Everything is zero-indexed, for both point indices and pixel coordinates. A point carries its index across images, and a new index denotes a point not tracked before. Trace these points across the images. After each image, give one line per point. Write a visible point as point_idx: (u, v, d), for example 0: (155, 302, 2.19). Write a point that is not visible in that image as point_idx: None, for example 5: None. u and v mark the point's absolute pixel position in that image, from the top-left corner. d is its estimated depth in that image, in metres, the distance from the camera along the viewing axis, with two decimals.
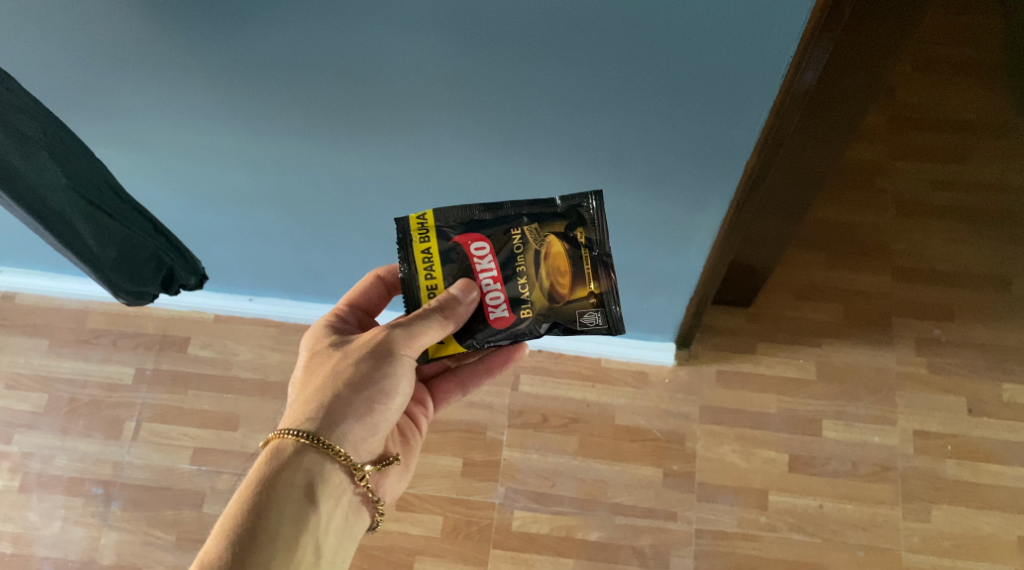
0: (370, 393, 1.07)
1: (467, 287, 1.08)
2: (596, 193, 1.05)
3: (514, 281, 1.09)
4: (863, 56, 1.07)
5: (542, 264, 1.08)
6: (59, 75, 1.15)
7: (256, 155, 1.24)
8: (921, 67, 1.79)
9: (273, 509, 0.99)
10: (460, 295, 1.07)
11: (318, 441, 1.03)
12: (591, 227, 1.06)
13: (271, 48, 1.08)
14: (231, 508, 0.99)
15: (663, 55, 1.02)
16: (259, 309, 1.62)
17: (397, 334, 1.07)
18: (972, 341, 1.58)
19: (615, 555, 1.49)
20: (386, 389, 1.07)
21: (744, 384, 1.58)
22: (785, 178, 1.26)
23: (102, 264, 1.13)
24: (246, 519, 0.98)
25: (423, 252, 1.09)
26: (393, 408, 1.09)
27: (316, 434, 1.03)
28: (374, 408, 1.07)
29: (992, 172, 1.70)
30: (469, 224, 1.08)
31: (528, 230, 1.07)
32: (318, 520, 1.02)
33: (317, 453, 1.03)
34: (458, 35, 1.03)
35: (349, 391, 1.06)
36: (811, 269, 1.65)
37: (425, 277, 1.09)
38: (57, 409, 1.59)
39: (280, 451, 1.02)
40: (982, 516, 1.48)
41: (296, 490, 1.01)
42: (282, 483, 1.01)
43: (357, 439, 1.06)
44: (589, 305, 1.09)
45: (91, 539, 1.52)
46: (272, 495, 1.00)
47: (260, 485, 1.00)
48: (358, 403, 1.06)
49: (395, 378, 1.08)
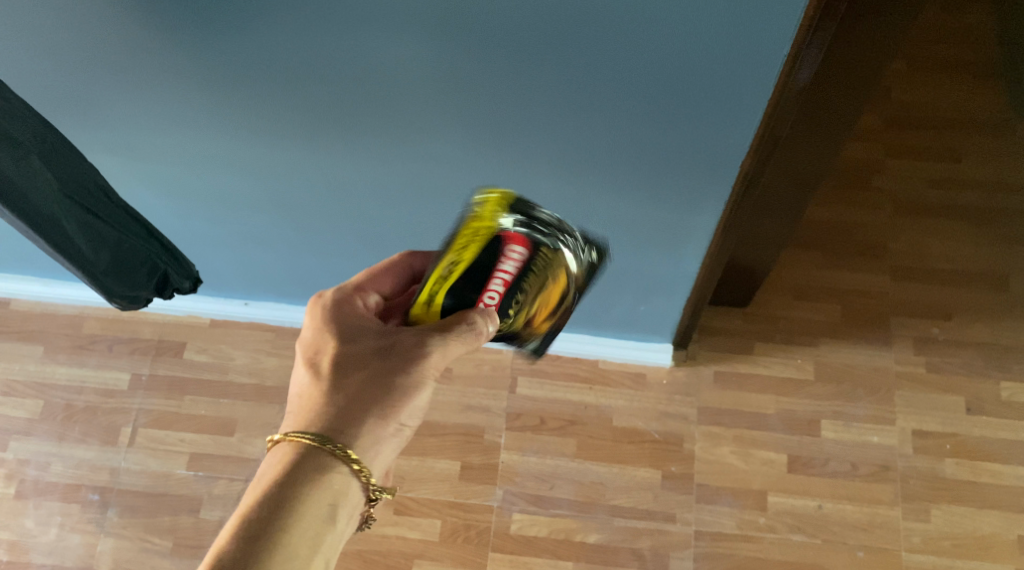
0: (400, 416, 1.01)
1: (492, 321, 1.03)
2: (604, 251, 1.09)
3: (513, 296, 1.05)
4: (859, 57, 1.06)
5: (541, 293, 1.06)
6: (51, 81, 1.14)
7: (250, 160, 1.23)
8: (916, 66, 1.79)
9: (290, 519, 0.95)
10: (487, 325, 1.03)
11: (338, 449, 0.98)
12: (589, 278, 1.09)
13: (263, 52, 1.07)
14: (246, 504, 0.95)
15: (658, 56, 1.01)
16: (255, 313, 1.62)
17: (437, 350, 1.02)
18: (970, 340, 1.58)
19: (614, 558, 1.48)
20: (413, 409, 1.01)
21: (742, 385, 1.57)
22: (781, 179, 1.26)
23: (95, 268, 1.13)
24: (258, 520, 0.94)
25: (474, 231, 1.04)
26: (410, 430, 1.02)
27: (337, 443, 0.98)
28: (399, 428, 1.01)
29: (988, 170, 1.70)
30: (526, 225, 1.05)
31: (552, 253, 1.06)
32: (333, 537, 0.97)
33: (336, 462, 0.98)
34: (451, 39, 1.03)
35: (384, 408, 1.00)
36: (808, 269, 1.64)
37: (454, 253, 1.04)
38: (53, 416, 1.58)
39: (309, 457, 0.97)
40: (981, 516, 1.48)
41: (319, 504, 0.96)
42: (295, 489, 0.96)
43: (385, 456, 1.00)
44: (539, 336, 1.10)
45: (88, 545, 1.51)
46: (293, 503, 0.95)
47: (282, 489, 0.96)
48: (386, 421, 1.00)
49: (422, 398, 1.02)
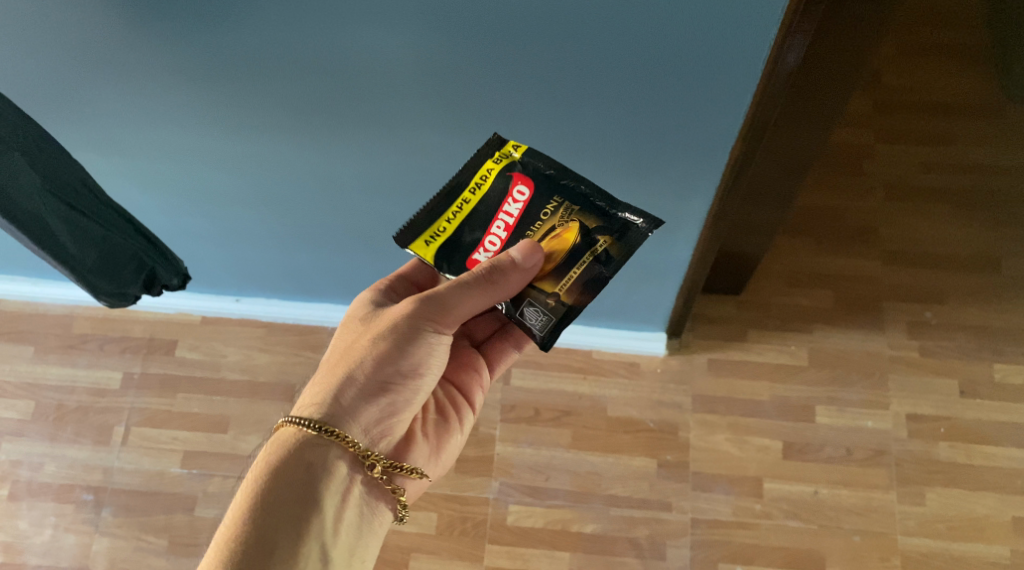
0: (387, 375, 1.05)
1: (529, 252, 1.04)
2: (651, 219, 1.05)
3: (514, 241, 1.07)
4: (849, 41, 1.06)
5: (543, 241, 1.07)
6: (34, 77, 1.12)
7: (240, 156, 1.22)
8: (906, 51, 1.79)
9: (274, 515, 0.98)
10: (519, 260, 1.03)
11: (324, 429, 1.02)
12: (618, 243, 1.06)
13: (252, 46, 1.06)
14: (232, 517, 0.98)
15: (649, 42, 1.01)
16: (247, 310, 1.61)
17: (429, 310, 1.06)
18: (962, 323, 1.58)
19: (611, 547, 1.48)
20: (412, 367, 1.07)
21: (736, 372, 1.57)
22: (773, 164, 1.25)
23: (81, 266, 1.12)
24: (243, 533, 0.97)
25: (481, 173, 1.08)
26: (418, 390, 1.08)
27: (322, 424, 1.02)
28: (389, 389, 1.06)
29: (979, 153, 1.70)
30: (585, 201, 1.07)
31: (603, 239, 1.06)
32: (324, 517, 1.00)
33: (321, 444, 1.02)
34: (439, 27, 1.02)
35: (374, 409, 1.05)
36: (799, 256, 1.64)
37: (473, 186, 1.08)
38: (45, 416, 1.57)
39: (309, 445, 1.01)
40: (976, 498, 1.48)
41: (297, 489, 0.99)
42: (284, 481, 0.99)
43: (366, 422, 1.04)
44: (543, 306, 1.06)
45: (82, 546, 1.50)
46: (268, 496, 0.98)
47: (253, 486, 0.99)
48: (370, 384, 1.05)
49: (416, 358, 1.07)
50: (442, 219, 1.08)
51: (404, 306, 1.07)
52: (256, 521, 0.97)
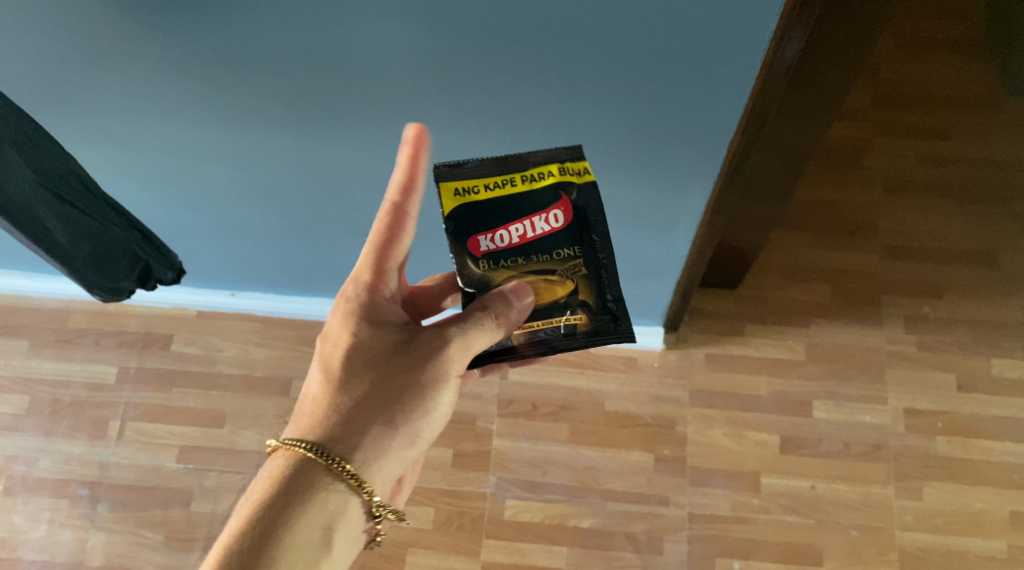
0: (416, 426, 1.02)
1: (520, 291, 1.03)
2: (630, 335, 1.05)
3: (515, 253, 1.05)
4: (847, 35, 1.05)
5: (535, 276, 1.06)
6: (29, 71, 1.12)
7: (235, 150, 1.22)
8: (905, 44, 1.78)
9: (285, 553, 0.96)
10: (512, 298, 1.03)
11: (350, 474, 0.99)
12: (589, 329, 1.06)
13: (251, 40, 1.06)
14: (235, 536, 0.96)
15: (646, 36, 1.00)
16: (242, 304, 1.60)
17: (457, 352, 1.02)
18: (960, 318, 1.58)
19: (608, 542, 1.48)
20: (432, 417, 1.04)
21: (734, 367, 1.57)
22: (770, 159, 1.25)
23: (73, 260, 1.11)
24: (243, 558, 0.95)
25: (546, 170, 1.06)
26: (430, 440, 1.05)
27: (347, 466, 0.99)
28: (414, 441, 1.03)
29: (978, 146, 1.70)
30: (594, 270, 1.06)
31: (580, 313, 1.06)
32: (330, 565, 0.98)
33: (345, 488, 0.99)
34: (435, 20, 1.01)
35: (396, 461, 1.02)
36: (798, 250, 1.64)
37: (529, 178, 1.06)
38: (41, 411, 1.57)
39: (334, 485, 0.99)
40: (974, 493, 1.48)
41: (314, 530, 0.97)
42: (301, 518, 0.97)
43: (388, 474, 1.02)
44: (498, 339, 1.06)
45: (79, 540, 1.50)
46: (283, 529, 0.96)
47: (270, 514, 0.97)
48: (401, 435, 1.02)
49: (439, 406, 1.03)
50: (482, 181, 1.06)
51: (428, 341, 1.02)
52: (261, 547, 0.95)
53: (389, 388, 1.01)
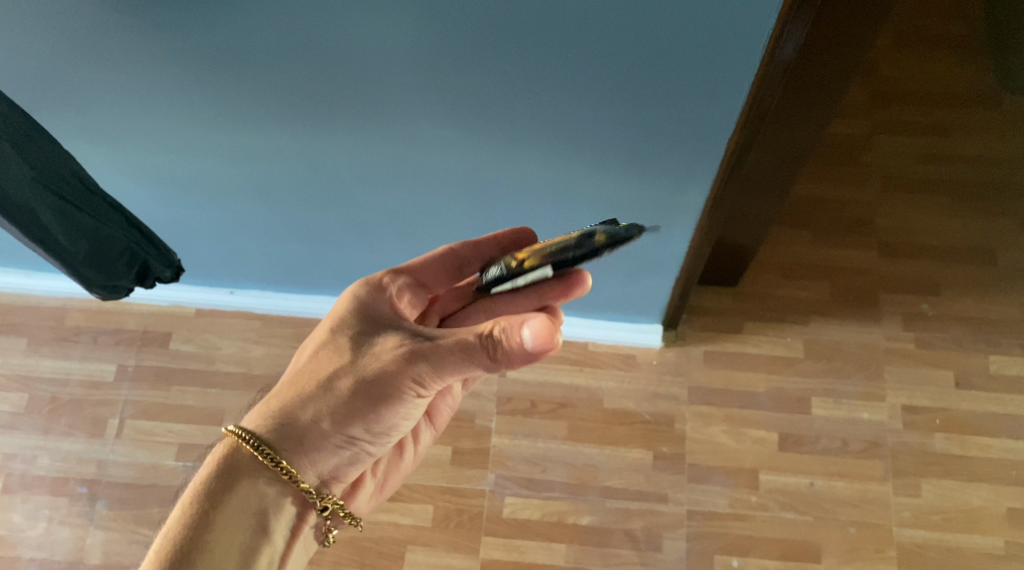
0: (354, 432, 1.04)
1: (538, 333, 0.95)
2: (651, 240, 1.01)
3: None
4: (845, 31, 1.05)
5: None
6: (27, 68, 1.11)
7: (232, 148, 1.21)
8: (902, 42, 1.79)
9: (220, 544, 1.00)
10: (525, 341, 0.96)
11: (278, 464, 1.02)
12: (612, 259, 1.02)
13: (249, 38, 1.06)
14: (167, 532, 1.00)
15: (643, 32, 1.00)
16: (241, 302, 1.60)
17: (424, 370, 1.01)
18: (958, 315, 1.58)
19: (607, 539, 1.48)
20: (378, 427, 1.05)
21: (732, 364, 1.57)
22: (768, 157, 1.25)
23: (72, 258, 1.12)
24: (176, 552, 0.98)
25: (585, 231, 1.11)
26: (376, 445, 1.07)
27: (275, 458, 1.02)
28: (352, 444, 1.05)
29: (975, 143, 1.70)
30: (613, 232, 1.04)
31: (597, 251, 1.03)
32: (265, 551, 1.02)
33: (272, 475, 1.02)
34: (435, 17, 1.01)
35: (334, 459, 1.05)
36: (797, 247, 1.64)
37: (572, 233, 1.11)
38: (38, 409, 1.57)
39: (262, 473, 1.02)
40: (972, 490, 1.48)
41: (246, 517, 1.01)
42: (230, 509, 1.01)
43: (320, 470, 1.04)
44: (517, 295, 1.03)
45: (77, 539, 1.50)
46: (217, 520, 1.00)
47: (203, 507, 1.00)
48: (337, 438, 1.04)
49: (389, 416, 1.04)
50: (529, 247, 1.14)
51: (398, 350, 1.01)
52: (193, 539, 0.99)
53: (343, 395, 1.03)
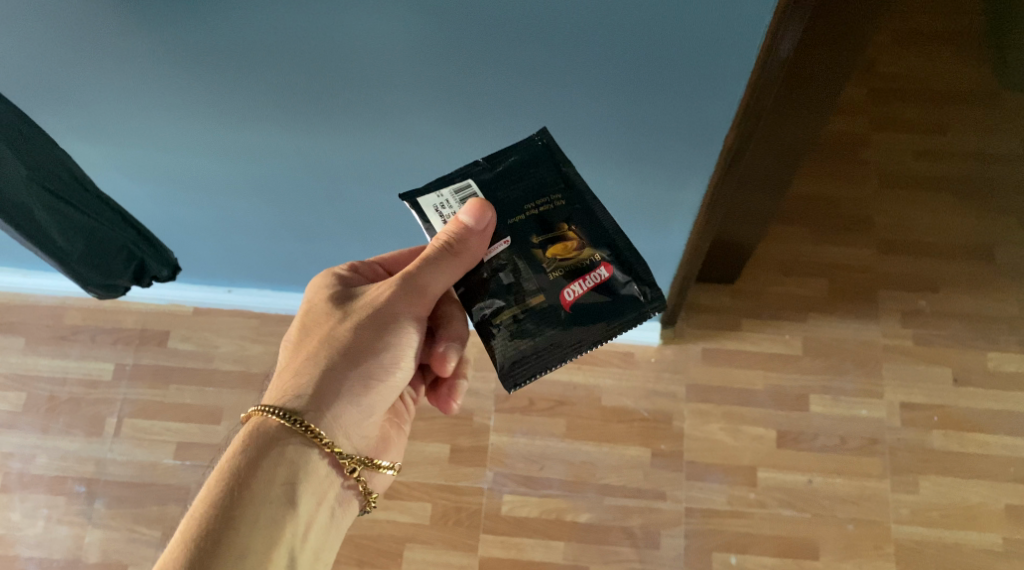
0: (369, 369, 1.05)
1: (478, 211, 1.01)
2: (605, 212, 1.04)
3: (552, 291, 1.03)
4: (842, 28, 1.05)
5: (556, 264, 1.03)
6: (24, 65, 1.11)
7: (229, 146, 1.21)
8: (901, 38, 1.78)
9: (250, 519, 0.97)
10: (471, 224, 1.01)
11: (302, 426, 1.01)
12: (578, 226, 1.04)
13: (245, 36, 1.06)
14: (193, 514, 0.96)
15: (639, 29, 1.00)
16: (238, 300, 1.60)
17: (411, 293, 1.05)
18: (955, 311, 1.58)
19: (605, 536, 1.48)
20: (388, 363, 1.06)
21: (731, 361, 1.57)
22: (766, 155, 1.25)
23: (68, 257, 1.11)
24: (206, 532, 0.95)
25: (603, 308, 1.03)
26: (390, 387, 1.07)
27: (299, 419, 1.01)
28: (369, 387, 1.05)
29: (973, 140, 1.70)
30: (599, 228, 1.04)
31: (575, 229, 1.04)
32: (297, 523, 0.99)
33: (301, 440, 1.01)
34: (430, 15, 1.01)
35: (355, 410, 1.05)
36: (795, 245, 1.64)
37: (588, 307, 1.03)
38: (36, 408, 1.57)
39: (290, 440, 1.00)
40: (969, 487, 1.48)
41: (276, 488, 0.98)
42: (260, 481, 0.98)
43: (346, 422, 1.04)
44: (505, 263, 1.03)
45: (76, 537, 1.50)
46: (244, 496, 0.97)
47: (229, 484, 0.97)
48: (354, 381, 1.04)
49: (396, 350, 1.06)
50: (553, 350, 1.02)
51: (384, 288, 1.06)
52: (221, 519, 0.96)
53: (348, 341, 1.04)
